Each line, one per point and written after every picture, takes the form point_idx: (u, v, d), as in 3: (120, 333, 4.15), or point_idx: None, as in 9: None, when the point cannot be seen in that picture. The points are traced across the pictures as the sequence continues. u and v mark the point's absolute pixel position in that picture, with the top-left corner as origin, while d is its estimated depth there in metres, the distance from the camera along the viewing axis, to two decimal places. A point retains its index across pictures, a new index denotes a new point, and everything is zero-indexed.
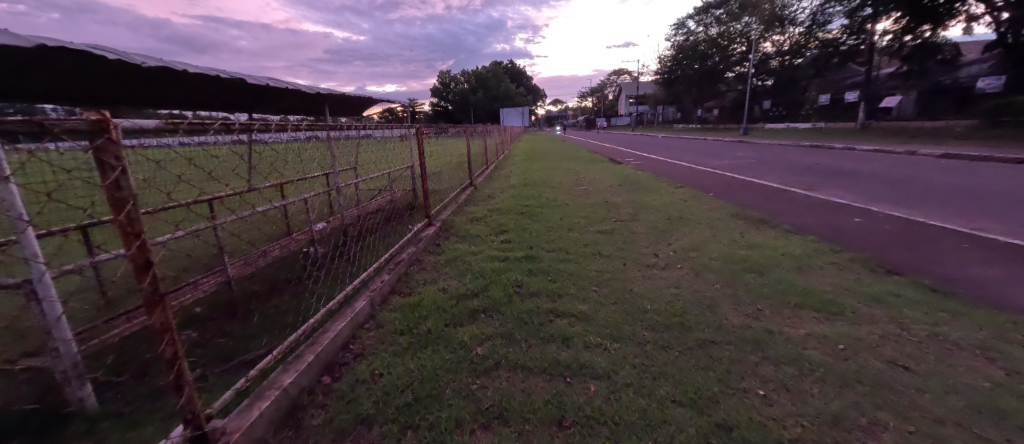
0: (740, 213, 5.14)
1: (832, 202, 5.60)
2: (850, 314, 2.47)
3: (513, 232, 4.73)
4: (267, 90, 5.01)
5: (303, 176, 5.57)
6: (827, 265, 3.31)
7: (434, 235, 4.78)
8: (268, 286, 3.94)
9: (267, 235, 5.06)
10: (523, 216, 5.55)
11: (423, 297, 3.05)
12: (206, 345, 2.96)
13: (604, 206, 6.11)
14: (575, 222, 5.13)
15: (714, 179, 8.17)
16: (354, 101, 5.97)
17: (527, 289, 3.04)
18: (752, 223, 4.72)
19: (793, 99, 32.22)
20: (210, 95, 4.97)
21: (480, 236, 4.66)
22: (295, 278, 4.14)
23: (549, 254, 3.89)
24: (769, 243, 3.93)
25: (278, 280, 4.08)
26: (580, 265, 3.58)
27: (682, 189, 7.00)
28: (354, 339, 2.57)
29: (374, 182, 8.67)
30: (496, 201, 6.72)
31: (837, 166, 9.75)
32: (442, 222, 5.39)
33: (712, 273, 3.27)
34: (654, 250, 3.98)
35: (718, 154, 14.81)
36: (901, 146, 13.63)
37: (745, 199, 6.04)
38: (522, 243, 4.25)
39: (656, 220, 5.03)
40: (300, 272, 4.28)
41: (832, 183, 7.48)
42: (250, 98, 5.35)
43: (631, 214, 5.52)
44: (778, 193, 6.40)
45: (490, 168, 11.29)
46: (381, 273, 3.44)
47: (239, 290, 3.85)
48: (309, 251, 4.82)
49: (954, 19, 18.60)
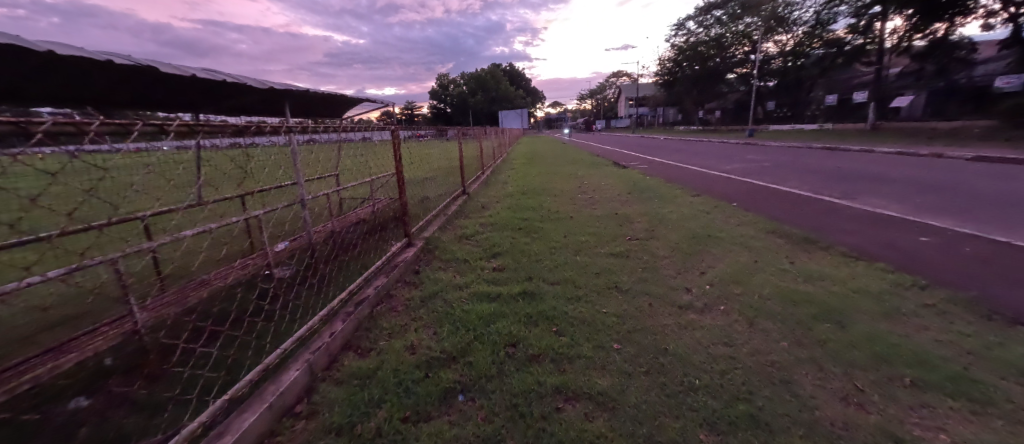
0: (777, 230, 4.34)
1: (881, 215, 4.79)
2: (1004, 405, 1.67)
3: (510, 256, 3.91)
4: (214, 86, 4.21)
5: (265, 188, 4.75)
6: (922, 309, 2.51)
7: (413, 259, 3.97)
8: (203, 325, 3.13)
9: (220, 258, 4.28)
10: (519, 232, 4.76)
11: (383, 359, 2.24)
12: (83, 424, 2.13)
13: (615, 220, 5.29)
14: (584, 242, 4.33)
15: (734, 186, 7.36)
16: (326, 100, 5.16)
17: (526, 349, 2.24)
18: (796, 243, 3.92)
19: (799, 100, 31.42)
20: (147, 93, 4.19)
21: (469, 261, 3.85)
22: (236, 317, 3.32)
23: (554, 289, 3.07)
24: (831, 273, 3.11)
25: (214, 321, 3.25)
26: (594, 308, 2.77)
27: (700, 199, 6.21)
28: (272, 437, 1.75)
29: (358, 191, 7.86)
30: (490, 213, 5.93)
31: (865, 170, 8.94)
32: (426, 240, 4.59)
33: (772, 319, 2.47)
34: (684, 281, 3.18)
35: (729, 157, 14.04)
36: (923, 147, 12.84)
37: (776, 211, 5.26)
38: (519, 273, 3.43)
39: (680, 239, 4.21)
40: (245, 308, 3.45)
41: (868, 190, 6.68)
42: (201, 96, 4.56)
43: (646, 230, 4.73)
44: (814, 204, 5.61)
45: (486, 175, 10.49)
46: (337, 319, 2.63)
47: (164, 333, 3.06)
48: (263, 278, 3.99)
49: (969, 16, 17.87)
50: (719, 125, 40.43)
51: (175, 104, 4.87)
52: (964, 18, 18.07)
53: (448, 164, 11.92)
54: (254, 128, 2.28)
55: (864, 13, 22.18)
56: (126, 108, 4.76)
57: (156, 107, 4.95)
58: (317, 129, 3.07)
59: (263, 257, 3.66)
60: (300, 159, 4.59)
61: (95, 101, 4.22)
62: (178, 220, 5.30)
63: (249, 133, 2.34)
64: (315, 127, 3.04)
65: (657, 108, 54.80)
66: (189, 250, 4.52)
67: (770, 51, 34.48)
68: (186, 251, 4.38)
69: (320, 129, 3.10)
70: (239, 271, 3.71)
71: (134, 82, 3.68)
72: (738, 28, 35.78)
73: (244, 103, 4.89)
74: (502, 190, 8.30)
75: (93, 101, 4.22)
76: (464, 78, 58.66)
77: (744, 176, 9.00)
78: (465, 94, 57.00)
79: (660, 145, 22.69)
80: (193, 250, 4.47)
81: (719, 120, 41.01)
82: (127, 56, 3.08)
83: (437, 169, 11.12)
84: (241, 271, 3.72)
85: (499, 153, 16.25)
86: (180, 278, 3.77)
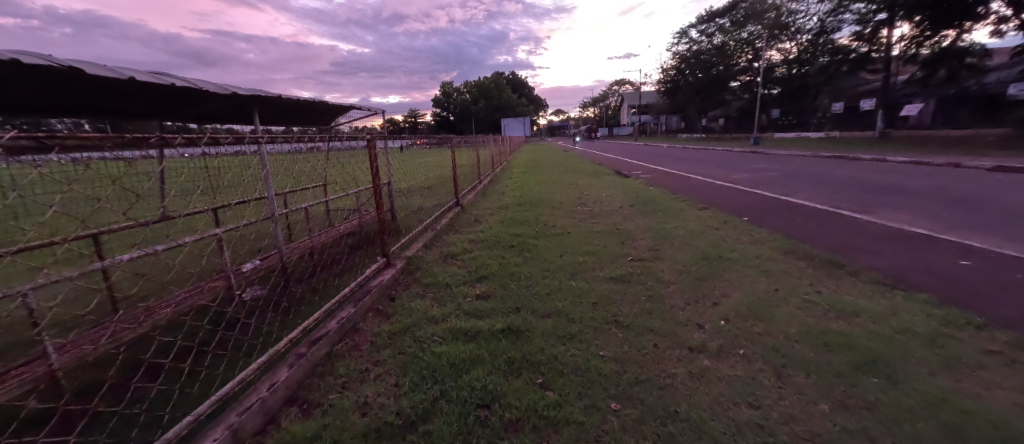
0: (795, 250, 3.92)
1: (909, 233, 4.36)
2: None
3: (497, 280, 3.49)
4: (170, 92, 3.82)
5: (234, 202, 4.35)
6: (986, 358, 2.06)
7: (389, 283, 3.56)
8: (143, 354, 2.70)
9: (181, 279, 3.88)
10: (511, 251, 4.37)
11: (327, 422, 1.82)
12: None
13: (615, 236, 4.87)
14: (580, 263, 3.91)
15: (743, 198, 6.92)
16: (303, 107, 4.80)
17: (502, 412, 1.81)
18: (820, 268, 3.47)
19: (803, 107, 30.99)
20: (99, 100, 3.80)
21: (450, 287, 3.43)
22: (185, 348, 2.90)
23: (543, 325, 2.65)
24: (865, 307, 2.68)
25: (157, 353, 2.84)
26: (588, 350, 2.34)
27: (707, 213, 5.80)
28: None
29: (347, 202, 7.50)
30: (481, 228, 5.54)
31: (880, 180, 8.52)
32: (409, 259, 4.19)
33: (805, 371, 2.03)
34: (695, 314, 2.76)
35: (734, 166, 13.65)
36: (937, 156, 12.35)
37: (792, 227, 4.84)
38: (505, 302, 3.02)
39: (687, 261, 3.78)
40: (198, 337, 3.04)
41: (887, 204, 6.24)
42: (165, 103, 4.19)
43: (650, 248, 4.32)
44: (830, 219, 5.19)
45: (483, 184, 10.12)
46: (283, 364, 2.20)
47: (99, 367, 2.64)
48: (224, 302, 3.57)
49: (980, 23, 17.46)
50: (722, 133, 40.07)
51: (141, 112, 4.52)
52: (974, 24, 17.67)
53: (443, 173, 11.54)
54: (205, 139, 1.93)
55: (869, 20, 21.86)
56: (87, 117, 4.40)
57: (121, 116, 4.60)
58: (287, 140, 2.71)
59: (223, 278, 3.27)
60: (270, 170, 4.20)
61: (44, 109, 3.85)
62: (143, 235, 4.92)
63: (183, 145, 1.96)
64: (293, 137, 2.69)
65: (659, 116, 54.57)
66: (151, 269, 4.14)
67: (773, 59, 34.22)
68: (144, 271, 3.99)
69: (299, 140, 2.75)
70: (196, 295, 3.31)
71: (79, 87, 3.31)
72: (741, 36, 35.62)
73: (210, 110, 4.51)
74: (497, 201, 7.92)
75: (47, 109, 3.86)
76: (466, 86, 58.76)
77: (752, 187, 8.58)
78: (467, 102, 57.08)
79: (662, 153, 22.29)
80: (153, 268, 4.08)
81: (722, 128, 40.67)
82: (46, 55, 2.67)
83: (432, 178, 10.76)
84: (200, 294, 3.32)
85: (497, 161, 15.90)
86: (131, 303, 3.38)
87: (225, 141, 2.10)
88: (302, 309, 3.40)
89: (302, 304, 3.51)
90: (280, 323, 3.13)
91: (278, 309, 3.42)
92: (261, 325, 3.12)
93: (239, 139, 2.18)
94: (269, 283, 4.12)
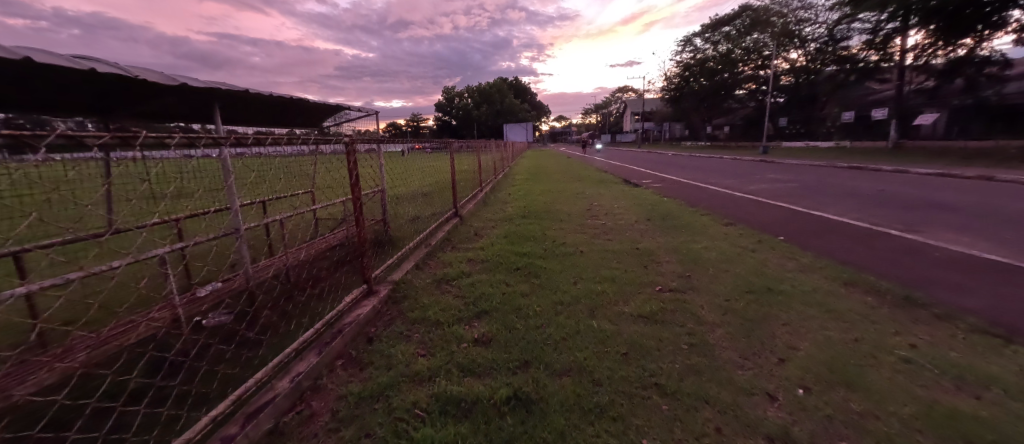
0: (857, 282, 3.29)
1: (985, 261, 3.72)
2: None
3: (501, 318, 2.85)
4: (110, 85, 3.19)
5: (192, 214, 3.66)
6: None
7: (368, 317, 2.91)
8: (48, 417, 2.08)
9: (134, 305, 3.36)
10: (516, 274, 3.74)
11: None
12: None
13: (636, 258, 4.21)
14: (600, 294, 3.26)
15: (770, 213, 6.29)
16: (277, 103, 4.13)
17: None
18: (900, 310, 2.81)
19: (811, 116, 30.46)
20: (28, 95, 3.20)
21: (443, 325, 2.80)
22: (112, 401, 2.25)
23: (562, 392, 2.00)
24: (990, 373, 2.01)
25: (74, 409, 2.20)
26: (627, 436, 1.69)
27: (735, 230, 5.17)
28: None
29: (335, 211, 6.88)
30: (482, 243, 4.93)
31: (915, 194, 7.86)
32: (396, 283, 3.55)
33: None
34: (758, 375, 2.12)
35: (749, 175, 13.00)
36: (964, 169, 11.67)
37: (840, 249, 4.21)
38: (510, 352, 2.39)
39: (730, 294, 3.13)
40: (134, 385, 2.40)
41: (934, 222, 5.61)
42: (113, 98, 3.56)
43: (679, 273, 3.70)
44: (880, 240, 4.55)
45: (485, 191, 9.53)
46: None
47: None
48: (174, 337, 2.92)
49: (1000, 31, 16.88)
50: (726, 141, 39.62)
51: (92, 111, 3.89)
52: (994, 33, 17.09)
53: (442, 179, 10.95)
54: (67, 140, 1.28)
55: (881, 28, 21.34)
56: (25, 116, 3.76)
57: (67, 114, 3.96)
58: (238, 144, 2.09)
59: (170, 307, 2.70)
60: (235, 175, 3.59)
61: None
62: (100, 251, 4.61)
63: (26, 149, 1.29)
64: (245, 139, 2.05)
65: (663, 123, 54.22)
66: (98, 295, 3.57)
67: (781, 67, 33.71)
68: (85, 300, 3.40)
69: (253, 143, 2.13)
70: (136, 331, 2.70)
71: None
72: (747, 44, 35.21)
73: (168, 107, 3.90)
74: (499, 211, 7.31)
75: None
76: (469, 91, 58.46)
77: (775, 199, 7.96)
78: (470, 107, 56.72)
79: (668, 160, 21.77)
80: (103, 293, 3.54)
81: (726, 136, 40.24)
82: None
83: (431, 184, 10.18)
84: (145, 325, 2.77)
85: (500, 166, 15.31)
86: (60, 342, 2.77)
87: (108, 142, 1.44)
88: (263, 345, 2.77)
89: (264, 337, 2.87)
90: (230, 368, 2.50)
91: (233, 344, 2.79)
92: (206, 370, 2.50)
93: (139, 140, 1.52)
94: (235, 309, 3.50)
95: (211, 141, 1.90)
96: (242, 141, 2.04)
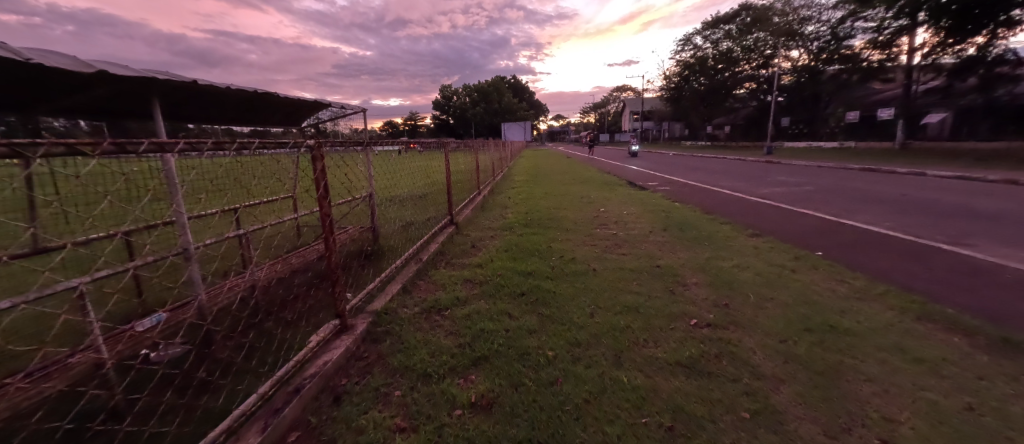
0: (931, 316, 2.73)
1: None
2: None
3: (505, 369, 2.25)
4: (10, 76, 2.55)
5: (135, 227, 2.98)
6: None
7: (337, 365, 2.30)
8: None
9: (69, 334, 2.82)
10: (519, 302, 3.15)
11: None
12: None
13: (659, 280, 3.63)
14: (624, 331, 2.68)
15: (797, 222, 5.70)
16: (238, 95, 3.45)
17: None
18: (1003, 358, 2.24)
19: (814, 116, 29.98)
20: None
21: (432, 377, 2.21)
22: None
23: None
24: None
25: None
26: None
27: (764, 243, 4.59)
28: None
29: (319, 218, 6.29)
30: (479, 259, 4.33)
31: (945, 200, 7.29)
32: (377, 314, 2.95)
33: None
34: None
35: (758, 177, 12.44)
36: (986, 172, 11.07)
37: (893, 270, 3.63)
38: (517, 427, 1.79)
39: (784, 334, 2.55)
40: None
41: (982, 233, 5.03)
42: (32, 92, 2.94)
43: (714, 300, 3.13)
44: (934, 257, 3.99)
45: (483, 194, 8.92)
46: None
47: None
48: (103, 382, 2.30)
49: (1012, 31, 16.32)
50: (727, 141, 39.10)
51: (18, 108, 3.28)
52: (1007, 33, 16.50)
53: (437, 180, 10.34)
54: None
55: (887, 27, 20.80)
56: None
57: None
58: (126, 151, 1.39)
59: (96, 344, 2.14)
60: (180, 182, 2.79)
61: None
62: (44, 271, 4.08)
63: None
64: (130, 144, 1.33)
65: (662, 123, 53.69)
66: (29, 326, 2.98)
67: (783, 66, 33.16)
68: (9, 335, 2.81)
69: (152, 151, 1.40)
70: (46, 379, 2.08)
71: None
72: (748, 42, 34.65)
73: (103, 101, 3.28)
74: (498, 217, 6.72)
75: None
76: (466, 90, 57.77)
77: (795, 204, 7.39)
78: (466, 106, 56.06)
79: (669, 161, 21.19)
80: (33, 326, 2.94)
81: (727, 136, 39.73)
82: None
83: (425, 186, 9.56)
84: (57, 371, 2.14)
85: (497, 167, 14.66)
86: None
87: None
88: (205, 393, 2.18)
89: (208, 380, 2.28)
90: (157, 427, 1.91)
91: (171, 388, 2.22)
92: (124, 429, 1.92)
93: None
94: (191, 338, 2.88)
95: (60, 150, 1.18)
96: (123, 149, 1.31)
